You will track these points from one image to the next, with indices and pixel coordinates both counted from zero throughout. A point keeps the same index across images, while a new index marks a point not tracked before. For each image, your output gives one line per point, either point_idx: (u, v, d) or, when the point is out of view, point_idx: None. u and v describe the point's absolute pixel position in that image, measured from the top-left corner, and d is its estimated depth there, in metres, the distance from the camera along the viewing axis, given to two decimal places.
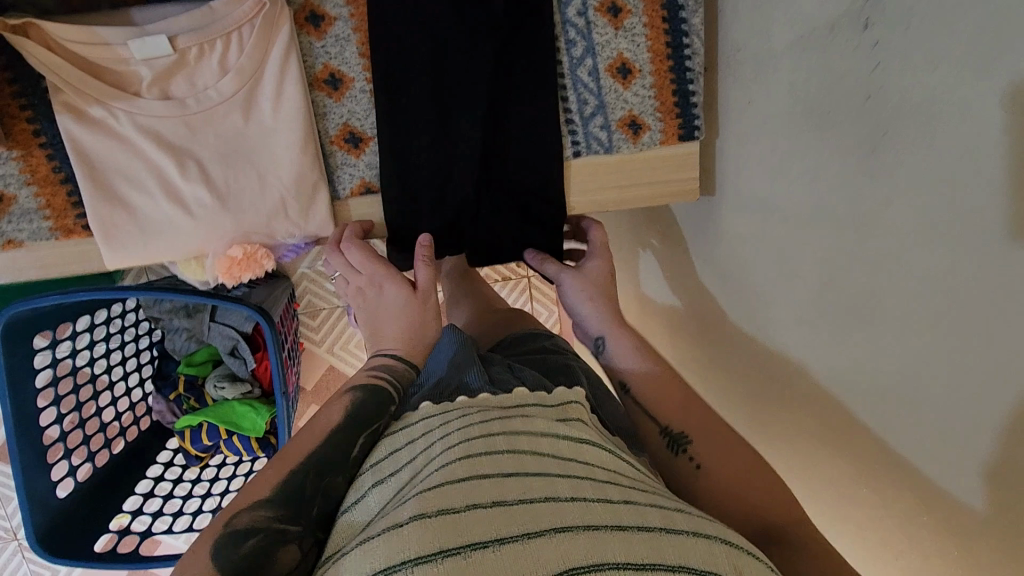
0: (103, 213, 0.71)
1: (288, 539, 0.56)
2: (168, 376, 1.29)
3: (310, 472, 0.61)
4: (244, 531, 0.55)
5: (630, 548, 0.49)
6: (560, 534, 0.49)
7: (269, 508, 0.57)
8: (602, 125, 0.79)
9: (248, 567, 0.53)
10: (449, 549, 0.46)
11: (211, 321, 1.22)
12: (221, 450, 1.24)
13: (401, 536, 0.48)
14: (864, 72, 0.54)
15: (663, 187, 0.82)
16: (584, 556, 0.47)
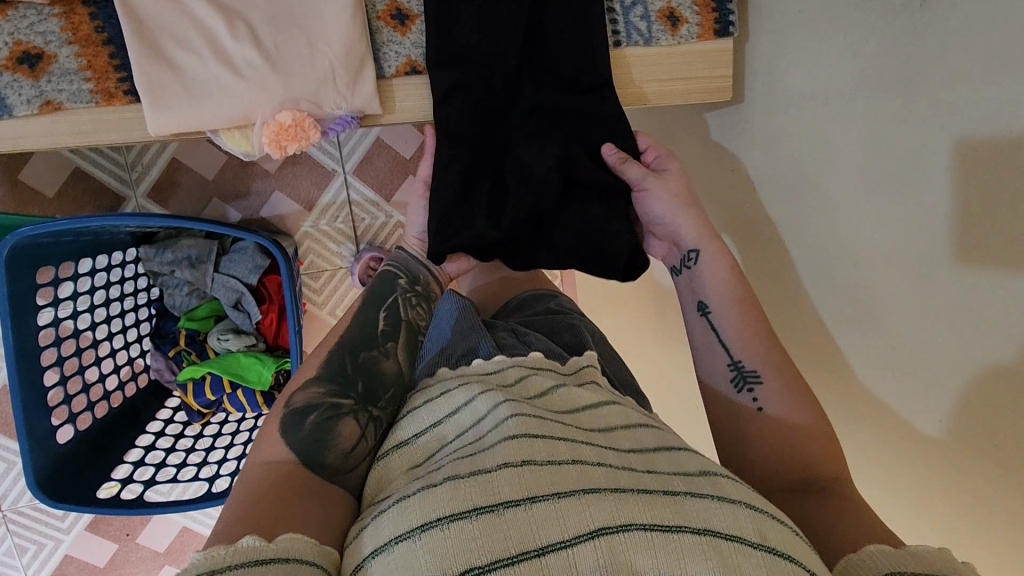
0: (149, 72, 0.70)
1: (343, 413, 0.58)
2: (167, 333, 1.25)
3: (348, 354, 0.65)
4: (302, 410, 0.59)
5: (665, 510, 0.41)
6: (591, 494, 0.42)
7: (321, 386, 0.61)
8: (641, 15, 0.79)
9: (309, 438, 0.56)
10: (482, 507, 0.41)
11: (215, 273, 1.20)
12: (224, 407, 1.21)
13: (433, 497, 0.42)
14: None
15: (703, 82, 0.80)
16: (616, 515, 0.40)
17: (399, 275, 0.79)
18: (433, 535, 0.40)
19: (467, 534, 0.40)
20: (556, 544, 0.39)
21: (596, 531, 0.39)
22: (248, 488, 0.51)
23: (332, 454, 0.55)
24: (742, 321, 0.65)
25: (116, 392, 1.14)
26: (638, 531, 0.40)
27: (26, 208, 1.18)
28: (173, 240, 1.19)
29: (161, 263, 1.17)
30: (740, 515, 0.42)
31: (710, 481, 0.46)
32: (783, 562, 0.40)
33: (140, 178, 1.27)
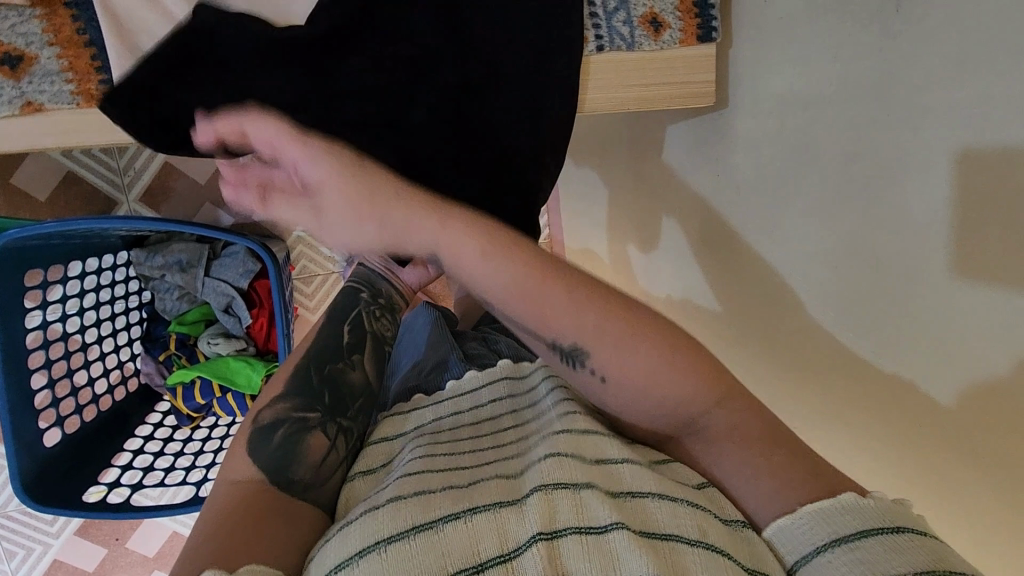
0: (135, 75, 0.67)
1: (310, 425, 0.58)
2: (157, 337, 1.24)
3: (313, 368, 0.66)
4: (269, 425, 0.58)
5: (605, 509, 0.41)
6: (529, 501, 0.42)
7: (287, 401, 0.60)
8: (624, 20, 0.67)
9: (282, 454, 0.55)
10: (420, 525, 0.41)
11: (206, 276, 1.20)
12: (214, 411, 1.21)
13: (376, 517, 0.42)
14: None
15: (683, 91, 0.71)
16: (555, 521, 0.40)
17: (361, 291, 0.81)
18: (371, 560, 0.39)
19: (404, 554, 0.39)
20: (495, 558, 0.39)
21: (534, 538, 0.39)
22: (222, 504, 0.49)
23: (304, 467, 0.54)
24: (642, 351, 0.48)
25: (104, 395, 1.13)
26: (572, 536, 0.40)
27: (17, 211, 1.18)
28: (164, 244, 1.19)
29: (151, 267, 1.17)
30: (681, 513, 0.43)
31: (655, 482, 0.46)
32: (724, 560, 0.40)
33: (132, 183, 1.27)
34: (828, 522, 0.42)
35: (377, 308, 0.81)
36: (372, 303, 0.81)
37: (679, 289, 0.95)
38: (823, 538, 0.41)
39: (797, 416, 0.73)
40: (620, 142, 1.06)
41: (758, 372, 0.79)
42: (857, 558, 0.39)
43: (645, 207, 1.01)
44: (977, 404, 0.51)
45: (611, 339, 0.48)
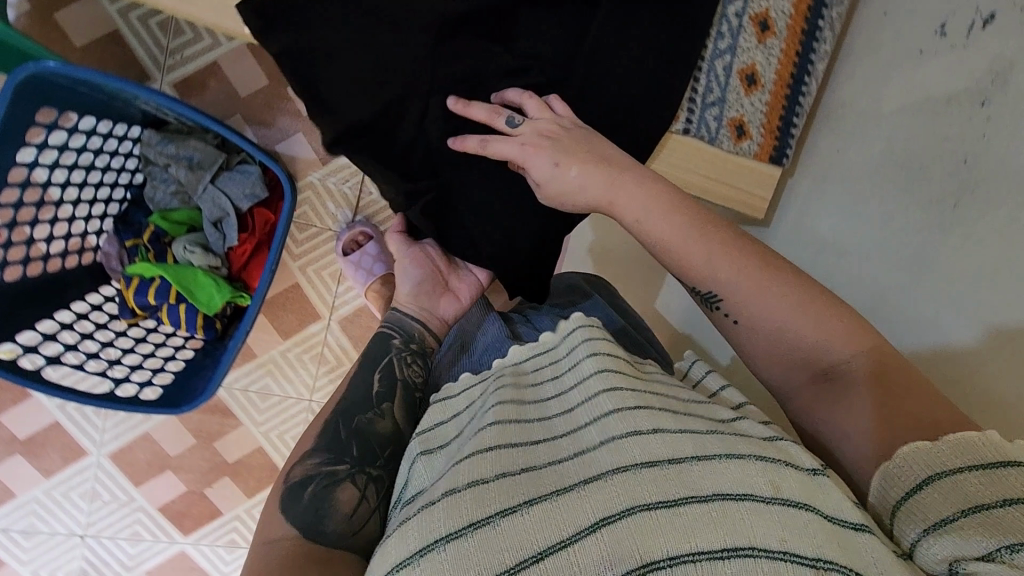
0: None
1: (340, 480, 0.56)
2: (132, 223, 1.18)
3: (343, 420, 0.63)
4: (300, 481, 0.57)
5: (671, 482, 0.40)
6: (590, 486, 0.41)
7: (318, 455, 0.59)
8: (715, 116, 0.68)
9: (314, 507, 0.54)
10: (477, 522, 0.40)
11: (209, 183, 1.15)
12: (159, 317, 1.16)
13: (429, 518, 0.42)
14: (967, 138, 0.54)
15: (728, 195, 0.71)
16: (619, 501, 0.39)
17: (395, 335, 0.74)
18: (429, 561, 0.39)
19: (464, 553, 0.39)
20: (557, 547, 0.38)
21: (598, 524, 0.39)
22: (269, 560, 0.50)
23: (336, 522, 0.53)
24: (676, 235, 0.57)
25: (55, 258, 1.08)
26: (641, 513, 0.39)
27: (49, 45, 1.16)
28: (182, 137, 1.15)
29: (160, 153, 1.13)
30: (750, 470, 0.41)
31: (717, 440, 0.44)
32: (803, 514, 0.39)
33: (174, 67, 1.23)
34: (966, 453, 0.40)
35: (408, 354, 0.72)
36: (404, 349, 0.72)
37: None
38: (953, 463, 0.40)
39: None
40: None
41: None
42: (992, 479, 0.38)
43: None
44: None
45: (657, 215, 0.58)
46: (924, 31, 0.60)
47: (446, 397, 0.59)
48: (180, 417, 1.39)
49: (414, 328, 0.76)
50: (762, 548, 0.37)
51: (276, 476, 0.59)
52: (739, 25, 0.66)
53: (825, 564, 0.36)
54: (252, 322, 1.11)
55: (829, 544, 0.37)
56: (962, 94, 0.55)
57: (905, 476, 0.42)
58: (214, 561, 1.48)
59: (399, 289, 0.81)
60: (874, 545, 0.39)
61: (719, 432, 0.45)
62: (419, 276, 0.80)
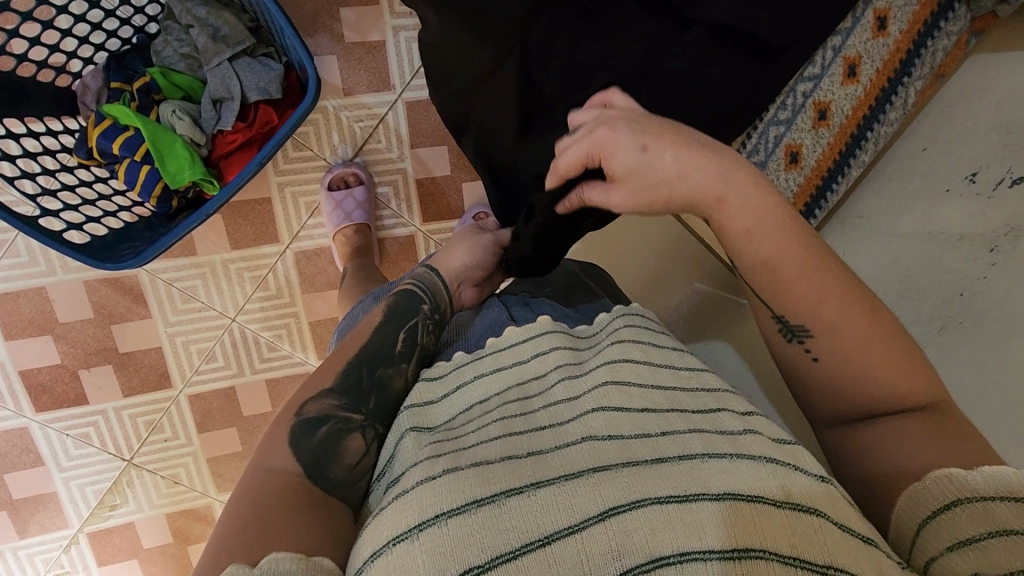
0: None
1: (352, 428, 0.53)
2: (126, 68, 1.09)
3: (366, 365, 0.57)
4: (315, 420, 0.52)
5: (683, 478, 0.38)
6: (600, 473, 0.38)
7: (334, 397, 0.54)
8: (753, 176, 0.71)
9: (322, 450, 0.50)
10: (482, 499, 0.37)
11: (226, 61, 1.08)
12: (116, 169, 1.07)
13: (428, 492, 0.39)
14: (970, 275, 0.57)
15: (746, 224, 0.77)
16: (628, 493, 0.36)
17: (424, 299, 0.65)
18: (430, 536, 0.36)
19: (467, 530, 0.36)
20: (563, 532, 0.35)
21: (608, 513, 0.36)
22: (259, 492, 0.46)
23: (340, 469, 0.50)
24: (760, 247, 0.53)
25: (30, 63, 1.00)
26: (652, 506, 0.36)
27: None
28: (217, 5, 1.08)
29: (188, 11, 1.06)
30: (762, 473, 0.38)
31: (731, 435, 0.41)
32: (814, 520, 0.36)
33: None
34: (1001, 481, 0.40)
35: (426, 323, 0.63)
36: (431, 314, 0.64)
37: None
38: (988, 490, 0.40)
39: None
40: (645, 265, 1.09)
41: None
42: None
43: None
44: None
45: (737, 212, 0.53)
46: (955, 173, 0.64)
47: (432, 377, 0.56)
48: (88, 285, 1.27)
49: (442, 294, 0.67)
50: (772, 551, 0.34)
51: (279, 417, 0.54)
52: (801, 106, 0.68)
53: (836, 572, 0.34)
54: (217, 208, 1.03)
55: (844, 554, 0.35)
56: (975, 236, 0.59)
57: (940, 490, 0.41)
58: (56, 453, 1.32)
59: (449, 257, 0.71)
60: (883, 559, 0.36)
61: (731, 433, 0.42)
62: (482, 261, 0.72)
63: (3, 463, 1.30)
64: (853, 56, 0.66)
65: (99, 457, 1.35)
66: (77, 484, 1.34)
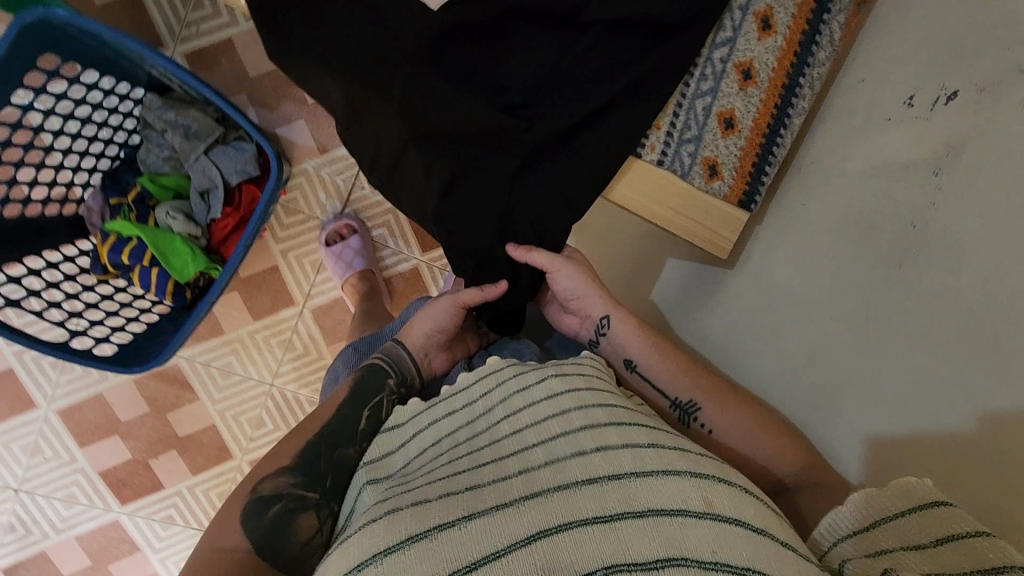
0: None
1: (306, 506, 0.56)
2: (120, 181, 1.18)
3: (326, 445, 0.61)
4: (266, 499, 0.56)
5: (608, 499, 0.41)
6: (531, 500, 0.42)
7: (290, 475, 0.58)
8: (690, 153, 0.69)
9: (273, 530, 0.54)
10: (416, 533, 0.41)
11: (202, 154, 1.15)
12: (129, 277, 1.16)
13: (372, 534, 0.43)
14: (918, 203, 0.56)
15: (698, 227, 0.71)
16: (555, 517, 0.40)
17: (390, 373, 0.68)
18: (369, 572, 0.40)
19: (403, 564, 0.40)
20: (489, 556, 0.39)
21: (535, 535, 0.39)
22: (214, 573, 0.51)
23: (293, 546, 0.54)
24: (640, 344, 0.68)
25: (36, 203, 1.09)
26: (580, 527, 0.39)
27: None
28: (183, 105, 1.15)
29: (159, 117, 1.13)
30: (684, 487, 0.42)
31: (656, 455, 0.45)
32: (731, 527, 0.40)
33: (187, 40, 1.22)
34: (909, 496, 0.46)
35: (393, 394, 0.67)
36: (398, 385, 0.68)
37: None
38: (864, 522, 0.47)
39: None
40: None
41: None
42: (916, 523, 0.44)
43: None
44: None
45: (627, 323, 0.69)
46: (892, 100, 0.63)
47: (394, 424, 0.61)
48: (138, 383, 1.38)
49: (410, 369, 0.69)
50: (693, 557, 0.38)
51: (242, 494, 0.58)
52: (722, 70, 0.68)
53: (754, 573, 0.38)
54: (220, 295, 1.11)
55: (744, 549, 0.39)
56: (918, 162, 0.58)
57: (838, 527, 0.49)
58: (148, 537, 1.44)
59: (415, 327, 0.72)
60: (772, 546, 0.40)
61: (658, 447, 0.46)
62: (445, 324, 0.71)
63: (106, 556, 1.43)
64: (762, 10, 0.66)
65: (186, 533, 1.45)
66: (173, 561, 1.46)
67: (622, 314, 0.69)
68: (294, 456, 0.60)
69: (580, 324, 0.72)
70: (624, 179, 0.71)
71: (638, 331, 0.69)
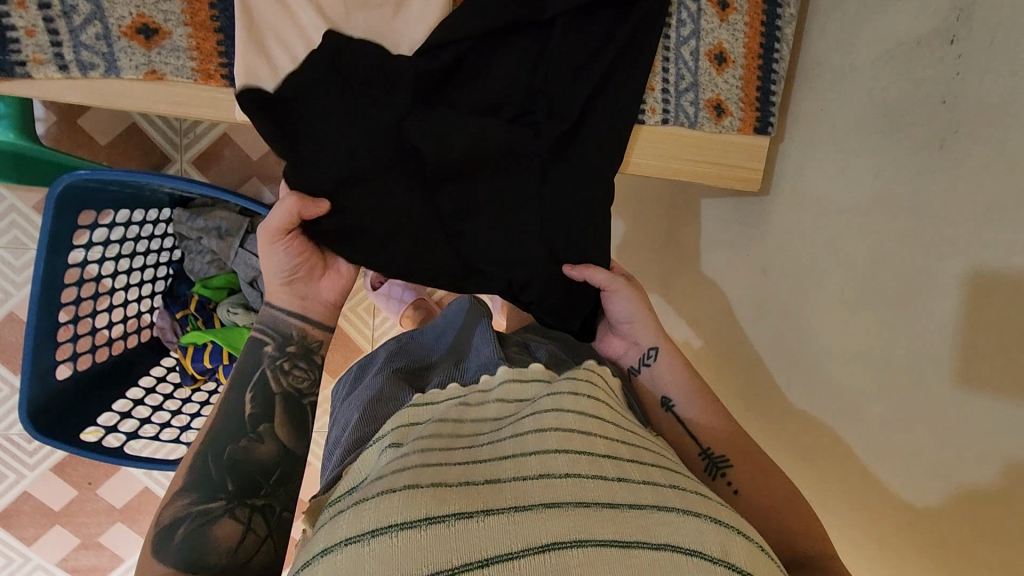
0: (250, 62, 0.63)
1: (215, 517, 0.57)
2: (179, 295, 1.26)
3: (212, 453, 0.61)
4: (171, 525, 0.56)
5: (627, 526, 0.40)
6: (550, 511, 0.41)
7: (187, 496, 0.58)
8: (692, 100, 0.71)
9: (191, 548, 0.55)
10: (435, 516, 0.39)
11: (239, 248, 1.21)
12: (217, 377, 1.23)
13: (390, 501, 0.41)
14: (943, 78, 0.54)
15: (724, 169, 0.75)
16: (573, 531, 0.39)
17: (267, 341, 0.69)
18: (383, 541, 0.38)
19: (418, 545, 0.38)
20: (501, 556, 0.38)
21: (550, 546, 0.38)
22: None
23: (217, 555, 0.55)
24: (685, 385, 0.70)
25: (118, 340, 1.17)
26: (594, 547, 0.38)
27: (78, 151, 1.19)
28: (207, 209, 1.22)
29: (191, 228, 1.20)
30: (704, 529, 0.41)
31: (676, 496, 0.45)
32: None
33: (188, 147, 1.24)
34: None
35: (405, 377, 0.71)
36: (279, 356, 0.69)
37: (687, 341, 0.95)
38: None
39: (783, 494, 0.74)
40: (652, 198, 1.06)
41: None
42: None
43: (663, 263, 1.03)
44: (964, 516, 0.51)
45: (669, 356, 0.72)
46: None
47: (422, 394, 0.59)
48: None
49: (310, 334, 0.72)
50: None
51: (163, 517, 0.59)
52: (698, 10, 0.68)
53: None
54: None
55: None
56: (931, 35, 0.55)
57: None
58: None
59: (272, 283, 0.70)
60: None
61: (679, 490, 0.46)
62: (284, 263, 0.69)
63: None
64: None
65: None
66: None
67: (671, 351, 0.72)
68: (191, 477, 0.60)
69: (626, 352, 0.74)
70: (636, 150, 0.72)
71: (683, 368, 0.71)
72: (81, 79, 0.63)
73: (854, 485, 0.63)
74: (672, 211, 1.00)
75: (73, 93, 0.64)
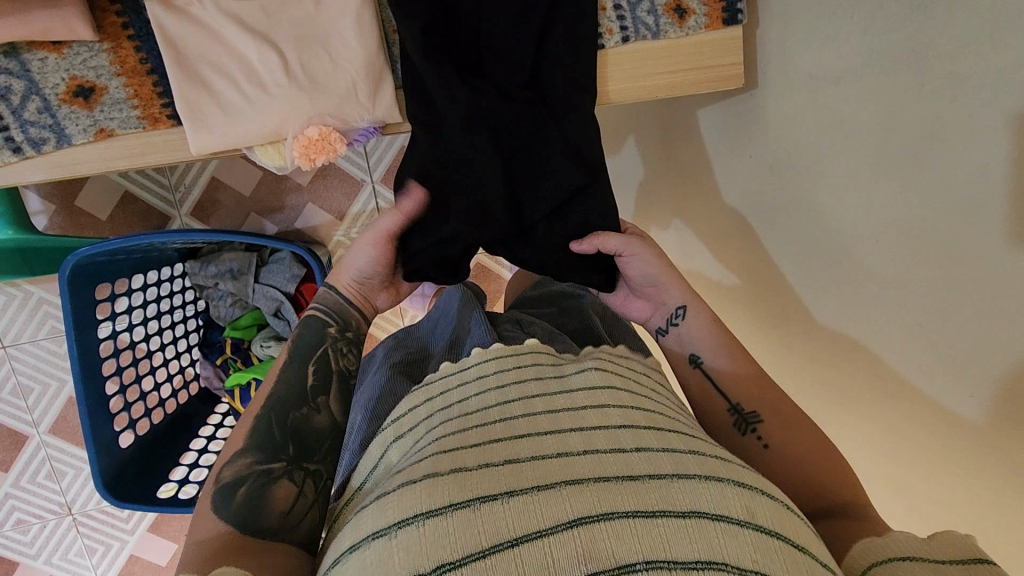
0: (188, 93, 0.62)
1: (276, 477, 0.51)
2: (214, 342, 1.30)
3: (275, 416, 0.55)
4: (230, 483, 0.51)
5: (649, 495, 0.39)
6: (571, 486, 0.40)
7: (250, 455, 0.52)
8: (649, 9, 0.68)
9: (246, 513, 0.49)
10: (459, 503, 0.39)
11: (256, 282, 1.23)
12: None
13: (412, 492, 0.40)
14: None
15: (700, 72, 0.70)
16: (596, 505, 0.38)
17: (330, 323, 0.65)
18: (411, 532, 0.38)
19: (444, 532, 0.37)
20: (532, 536, 0.37)
21: (575, 520, 0.37)
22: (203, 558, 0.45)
23: (273, 518, 0.49)
24: (720, 345, 0.64)
25: (169, 398, 1.21)
26: (620, 518, 0.37)
27: (82, 231, 1.21)
28: (216, 254, 1.24)
29: (206, 276, 1.22)
30: (727, 493, 0.40)
31: (697, 461, 0.43)
32: (771, 540, 0.38)
33: (184, 199, 1.26)
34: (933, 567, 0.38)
35: (406, 368, 0.68)
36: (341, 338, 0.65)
37: (709, 264, 0.91)
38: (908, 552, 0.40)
39: (836, 395, 0.70)
40: (644, 128, 1.01)
41: (793, 369, 0.76)
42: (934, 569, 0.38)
43: (667, 192, 0.99)
44: None
45: (696, 311, 0.66)
46: None
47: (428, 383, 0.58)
48: None
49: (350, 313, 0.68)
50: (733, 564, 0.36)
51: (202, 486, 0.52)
52: None
53: None
54: None
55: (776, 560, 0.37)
56: None
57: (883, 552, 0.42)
58: None
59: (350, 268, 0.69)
60: (787, 550, 0.38)
61: (698, 454, 0.44)
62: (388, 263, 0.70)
63: None
64: None
65: None
66: None
67: (699, 306, 0.67)
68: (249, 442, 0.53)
69: (653, 312, 0.70)
70: (608, 76, 0.71)
71: (716, 324, 0.66)
72: (38, 157, 0.64)
73: (906, 361, 0.59)
74: (666, 134, 0.96)
75: (37, 172, 0.65)
